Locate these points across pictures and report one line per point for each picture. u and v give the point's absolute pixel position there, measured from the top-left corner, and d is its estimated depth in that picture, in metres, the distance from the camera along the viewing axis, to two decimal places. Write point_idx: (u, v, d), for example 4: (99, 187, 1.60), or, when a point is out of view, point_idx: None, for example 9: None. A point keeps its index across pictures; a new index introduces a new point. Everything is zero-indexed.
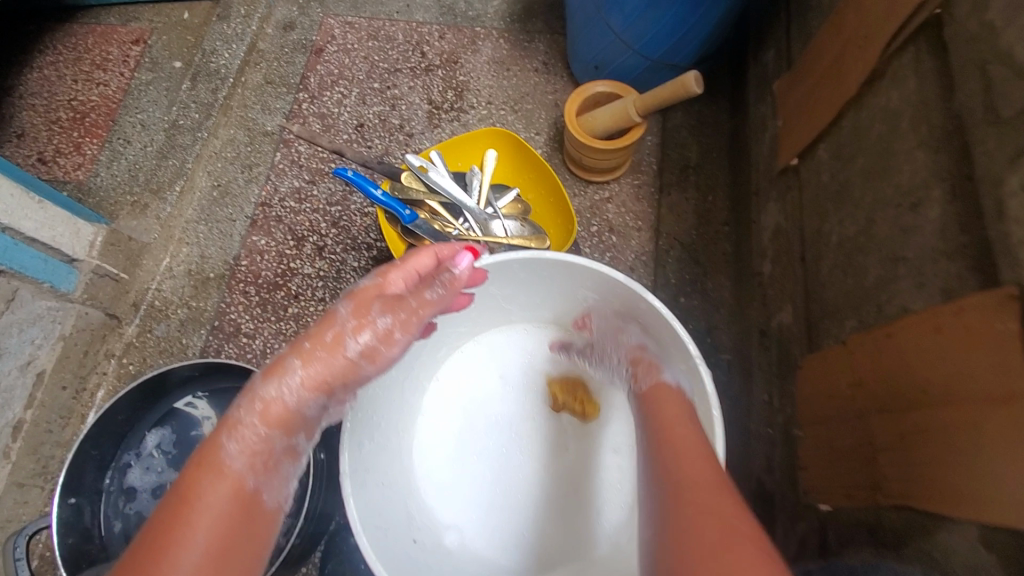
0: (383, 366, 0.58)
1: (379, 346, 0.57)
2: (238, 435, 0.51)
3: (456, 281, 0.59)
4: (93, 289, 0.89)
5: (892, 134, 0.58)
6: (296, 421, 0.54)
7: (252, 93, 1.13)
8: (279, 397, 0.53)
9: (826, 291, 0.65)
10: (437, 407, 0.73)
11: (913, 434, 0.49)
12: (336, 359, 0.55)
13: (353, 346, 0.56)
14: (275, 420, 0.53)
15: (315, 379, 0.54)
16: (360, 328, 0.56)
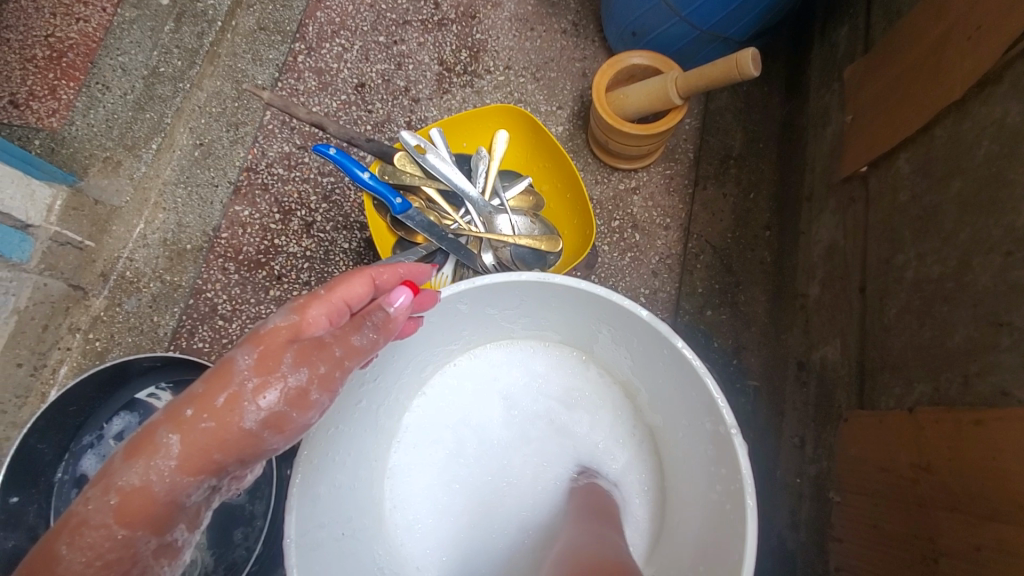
0: (295, 433, 0.47)
1: (286, 411, 0.46)
2: (82, 540, 0.41)
3: (390, 322, 0.50)
4: (52, 258, 0.80)
5: (1006, 158, 0.46)
6: (165, 514, 0.44)
7: (243, 40, 0.99)
8: (146, 488, 0.42)
9: (890, 337, 0.54)
10: (419, 431, 0.63)
11: (1000, 553, 0.40)
12: (226, 433, 0.44)
13: (252, 415, 0.44)
14: (138, 517, 0.43)
15: (199, 458, 0.43)
16: (262, 391, 0.44)
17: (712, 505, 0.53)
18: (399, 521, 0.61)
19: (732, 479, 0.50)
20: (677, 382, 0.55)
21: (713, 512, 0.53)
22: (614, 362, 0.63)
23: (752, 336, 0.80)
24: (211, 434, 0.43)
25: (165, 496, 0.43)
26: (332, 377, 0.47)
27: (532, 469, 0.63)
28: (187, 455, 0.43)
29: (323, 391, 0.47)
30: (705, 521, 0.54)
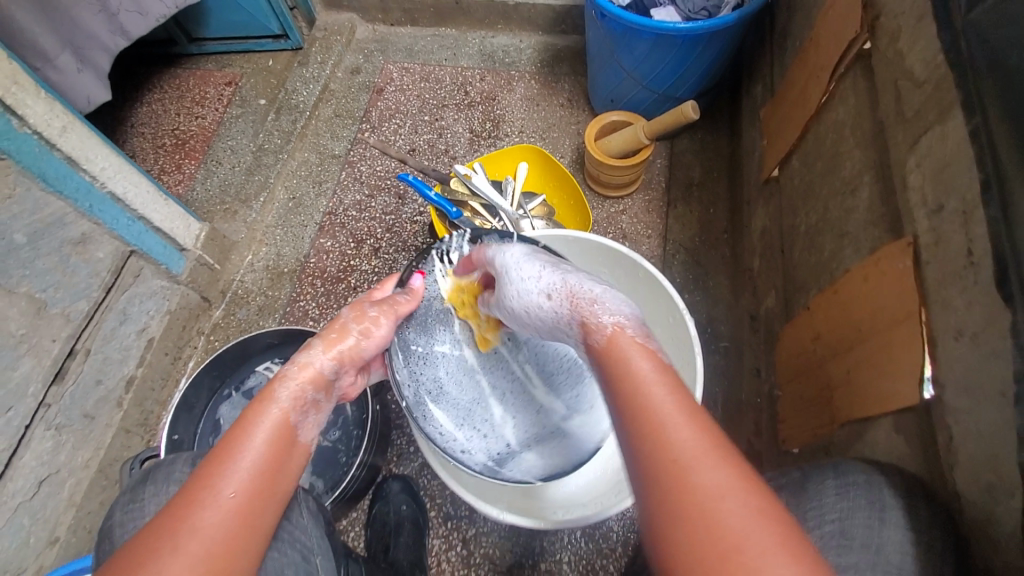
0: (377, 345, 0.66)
1: (370, 326, 0.65)
2: (284, 384, 0.56)
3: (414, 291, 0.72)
4: (195, 274, 1.08)
5: (840, 140, 0.72)
6: (326, 387, 0.59)
7: (324, 124, 1.36)
8: (312, 363, 0.59)
9: (798, 270, 0.79)
10: (453, 326, 0.76)
11: (853, 365, 0.60)
12: (354, 342, 0.64)
13: (359, 327, 0.64)
14: (310, 380, 0.58)
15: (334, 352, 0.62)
16: (361, 317, 0.65)
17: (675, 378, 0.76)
18: (447, 410, 0.72)
19: (686, 352, 0.74)
20: (654, 302, 0.78)
21: None
22: None
23: (720, 308, 1.04)
24: (356, 341, 0.64)
25: (321, 372, 0.59)
26: (399, 314, 0.68)
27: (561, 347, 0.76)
28: (331, 347, 0.62)
29: (392, 317, 0.68)
30: None
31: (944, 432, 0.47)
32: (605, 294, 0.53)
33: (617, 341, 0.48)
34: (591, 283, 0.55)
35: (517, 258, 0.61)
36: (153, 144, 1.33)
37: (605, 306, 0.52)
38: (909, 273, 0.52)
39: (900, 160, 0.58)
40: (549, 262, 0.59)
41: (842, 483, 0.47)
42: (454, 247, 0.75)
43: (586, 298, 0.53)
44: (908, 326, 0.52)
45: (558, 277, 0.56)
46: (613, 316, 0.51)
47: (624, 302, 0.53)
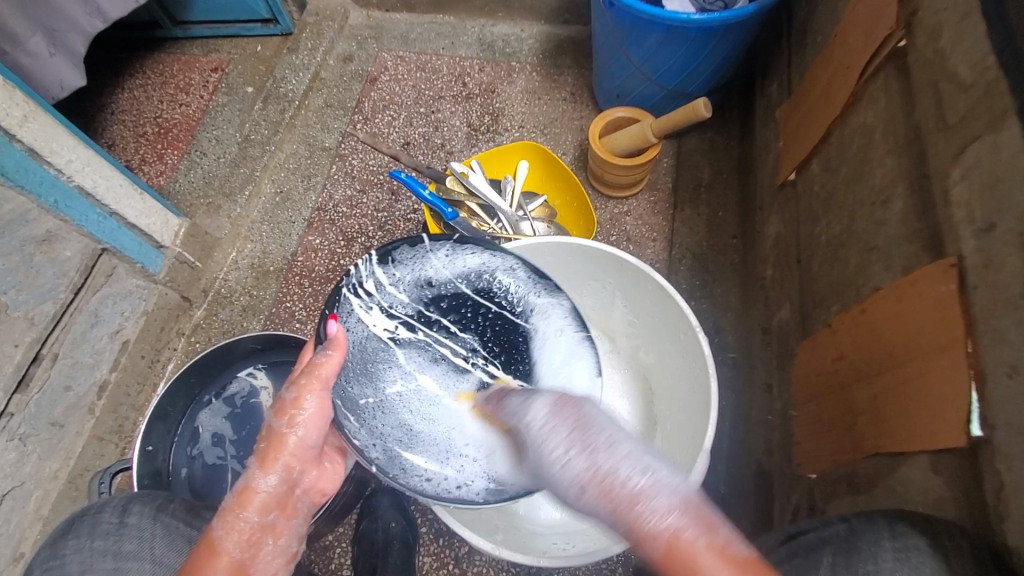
0: (312, 431, 0.59)
1: (290, 413, 0.58)
2: (225, 523, 0.55)
3: (335, 341, 0.59)
4: (174, 272, 1.02)
5: (868, 145, 0.67)
6: (274, 505, 0.58)
7: (314, 114, 1.29)
8: (252, 488, 0.57)
9: (817, 283, 0.74)
10: (394, 355, 0.66)
11: (883, 393, 0.55)
12: (290, 440, 0.59)
13: (281, 425, 0.59)
14: (253, 507, 0.56)
15: (267, 462, 0.58)
16: (280, 412, 0.59)
17: (687, 397, 0.70)
18: (426, 452, 0.62)
19: (698, 369, 0.68)
20: (665, 316, 0.72)
21: (693, 414, 0.68)
22: (613, 312, 0.80)
23: (729, 318, 0.99)
24: (295, 440, 0.59)
25: (264, 492, 0.57)
26: (330, 380, 0.59)
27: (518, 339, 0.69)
28: (266, 463, 0.58)
29: (320, 387, 0.58)
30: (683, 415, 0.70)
31: (994, 479, 0.42)
32: (654, 478, 0.43)
33: (677, 552, 0.40)
34: (630, 466, 0.44)
35: (538, 425, 0.49)
36: (133, 133, 1.26)
37: (660, 509, 0.41)
38: (952, 297, 0.48)
39: (943, 171, 0.53)
40: (576, 428, 0.47)
41: (900, 547, 0.43)
42: (365, 276, 0.67)
43: (626, 496, 0.43)
44: (951, 355, 0.47)
45: (584, 461, 0.45)
46: (668, 518, 0.41)
47: (679, 485, 0.43)
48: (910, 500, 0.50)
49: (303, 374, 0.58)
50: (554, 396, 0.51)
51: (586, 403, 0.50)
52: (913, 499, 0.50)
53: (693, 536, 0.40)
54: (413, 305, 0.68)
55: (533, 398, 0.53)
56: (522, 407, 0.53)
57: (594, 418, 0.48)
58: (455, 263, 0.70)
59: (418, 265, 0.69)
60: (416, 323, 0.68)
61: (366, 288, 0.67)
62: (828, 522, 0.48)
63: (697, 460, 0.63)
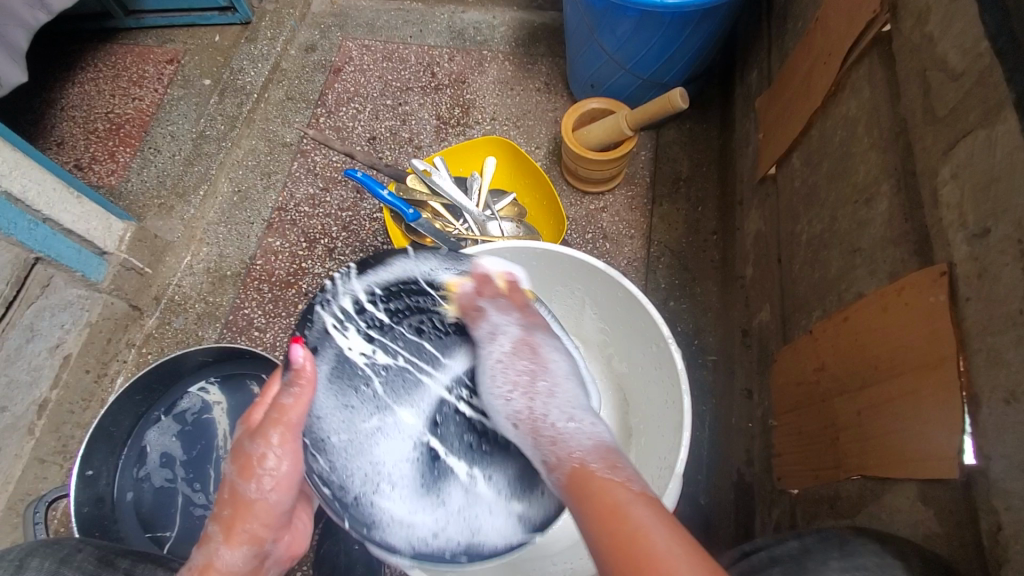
0: (282, 493, 0.55)
1: (254, 472, 0.54)
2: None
3: (302, 373, 0.54)
4: (120, 281, 0.96)
5: (851, 139, 0.62)
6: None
7: (274, 108, 1.21)
8: (214, 564, 0.53)
9: (798, 286, 0.69)
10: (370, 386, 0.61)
11: (867, 409, 0.50)
12: (256, 505, 0.55)
13: (244, 487, 0.55)
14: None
15: (231, 531, 0.54)
16: (245, 472, 0.54)
17: (660, 410, 0.66)
18: (401, 496, 0.58)
19: (671, 382, 0.64)
20: (637, 324, 0.67)
21: (667, 428, 0.64)
22: (583, 320, 0.75)
23: (708, 319, 0.94)
24: (264, 505, 0.55)
25: (224, 569, 0.53)
26: (296, 426, 0.54)
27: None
28: (230, 535, 0.54)
29: (291, 440, 0.54)
30: (656, 431, 0.66)
31: (991, 519, 0.38)
32: (573, 426, 0.54)
33: (580, 479, 0.48)
34: (559, 414, 0.55)
35: (498, 360, 0.61)
36: (83, 129, 1.17)
37: (572, 448, 0.51)
38: (942, 308, 0.44)
39: (931, 169, 0.49)
40: (523, 377, 0.59)
41: (848, 566, 0.40)
42: (342, 292, 0.61)
43: (549, 433, 0.54)
44: (942, 372, 0.43)
45: (525, 404, 0.57)
46: (579, 455, 0.50)
47: (592, 435, 0.53)
48: (895, 527, 0.46)
49: (273, 421, 0.54)
50: (517, 342, 0.61)
51: (546, 360, 0.61)
52: (899, 526, 0.46)
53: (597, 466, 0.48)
54: (395, 329, 0.63)
55: (495, 339, 0.62)
56: (484, 336, 0.63)
57: (542, 376, 0.59)
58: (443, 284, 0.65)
59: (402, 283, 0.64)
60: (395, 348, 0.63)
61: (344, 307, 0.61)
62: (782, 539, 0.45)
63: (670, 481, 0.59)
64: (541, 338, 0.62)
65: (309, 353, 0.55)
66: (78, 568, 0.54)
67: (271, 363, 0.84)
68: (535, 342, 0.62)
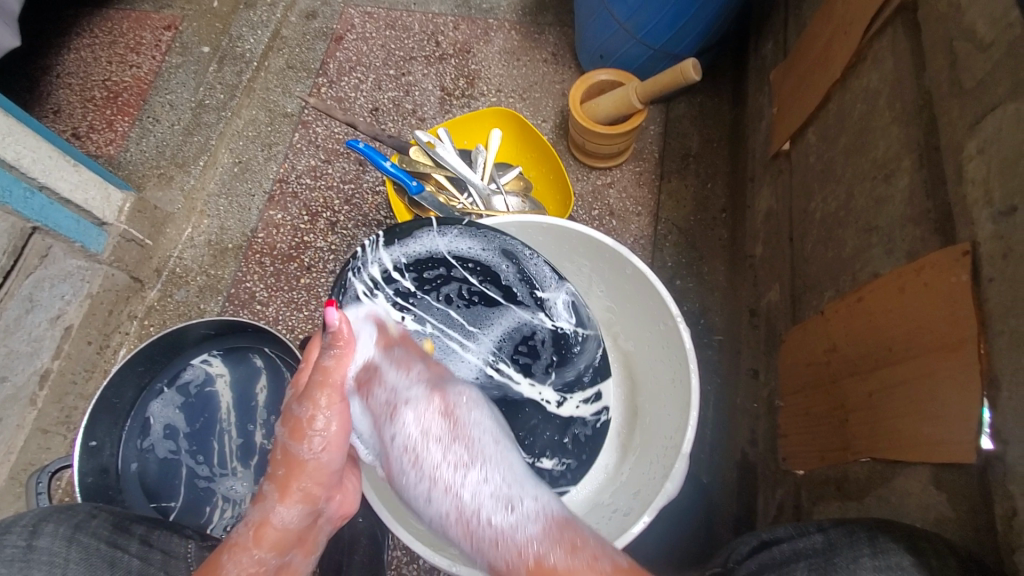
0: (335, 452, 0.54)
1: (304, 429, 0.53)
2: (237, 561, 0.50)
3: (340, 336, 0.53)
4: (120, 252, 0.95)
5: (871, 113, 0.60)
6: (291, 541, 0.53)
7: (275, 77, 1.18)
8: (269, 523, 0.52)
9: (810, 265, 0.68)
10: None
11: (879, 392, 0.49)
12: (311, 464, 0.53)
13: (295, 447, 0.54)
14: (269, 545, 0.51)
15: (285, 489, 0.53)
16: (296, 432, 0.54)
17: (667, 390, 0.65)
18: None
19: (680, 361, 0.63)
20: (645, 302, 0.66)
21: (673, 406, 0.63)
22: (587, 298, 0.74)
23: (715, 298, 0.93)
24: (318, 464, 0.54)
25: (281, 526, 0.52)
26: (342, 385, 0.54)
27: (540, 337, 0.67)
28: (286, 493, 0.53)
29: (341, 398, 0.54)
30: (662, 411, 0.65)
31: (1006, 504, 0.38)
32: (515, 515, 0.52)
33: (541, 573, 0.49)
34: (494, 507, 0.52)
35: (415, 438, 0.55)
36: (80, 97, 1.12)
37: (521, 541, 0.51)
38: (964, 290, 0.42)
39: (955, 144, 0.47)
40: (447, 455, 0.54)
41: (881, 566, 0.39)
42: (371, 262, 0.62)
43: (488, 533, 0.52)
44: (963, 355, 0.41)
45: (452, 502, 0.53)
46: (534, 548, 0.50)
47: (539, 515, 0.52)
48: (904, 509, 0.46)
49: (317, 380, 0.53)
50: (428, 410, 0.55)
51: (464, 422, 0.56)
52: (908, 509, 0.46)
53: (558, 556, 0.49)
54: (424, 296, 0.65)
55: (399, 411, 0.55)
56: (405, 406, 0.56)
57: (469, 450, 0.55)
58: (474, 254, 0.65)
59: (432, 254, 0.64)
60: (424, 316, 0.65)
61: (375, 278, 0.62)
62: (806, 533, 0.44)
63: (675, 461, 0.59)
64: (460, 405, 0.57)
65: (344, 316, 0.54)
66: (87, 535, 0.54)
67: (273, 336, 0.83)
68: (450, 410, 0.56)
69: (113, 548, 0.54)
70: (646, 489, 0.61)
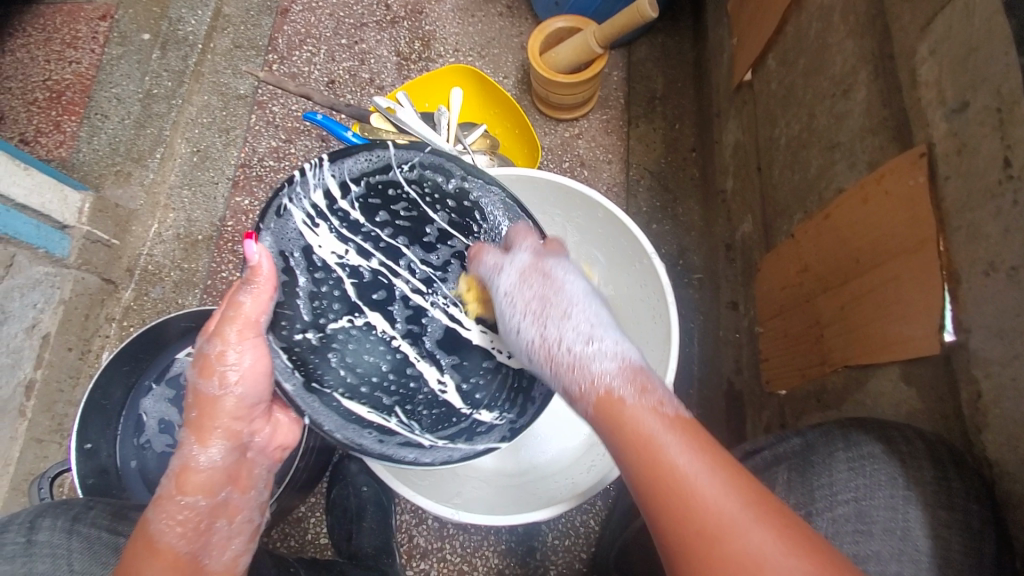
0: (250, 383, 0.54)
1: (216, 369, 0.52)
2: (164, 513, 0.51)
3: (258, 273, 0.50)
4: (87, 254, 0.93)
5: (826, 30, 0.60)
6: (219, 480, 0.55)
7: (222, 58, 1.13)
8: (192, 466, 0.54)
9: (779, 191, 0.68)
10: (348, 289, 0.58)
11: (850, 302, 0.50)
12: (226, 402, 0.54)
13: (205, 388, 0.54)
14: (195, 488, 0.53)
15: (205, 430, 0.54)
16: (207, 373, 0.54)
17: (649, 329, 0.66)
18: (372, 402, 0.56)
19: (658, 298, 0.64)
20: (620, 246, 0.67)
21: (656, 341, 0.65)
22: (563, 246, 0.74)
23: (692, 238, 0.94)
24: (232, 400, 0.54)
25: (204, 466, 0.54)
26: (257, 323, 0.52)
27: None
28: (201, 433, 0.54)
29: (255, 334, 0.52)
30: (644, 347, 0.67)
31: (971, 389, 0.40)
32: (595, 348, 0.47)
33: (609, 405, 0.43)
34: (575, 339, 0.48)
35: (507, 293, 0.53)
36: (23, 100, 1.04)
37: (592, 375, 0.45)
38: (923, 191, 0.43)
39: (909, 48, 0.47)
40: (533, 305, 0.51)
41: (854, 456, 0.42)
42: (313, 185, 0.54)
43: (568, 360, 0.47)
44: (925, 255, 0.43)
45: (537, 332, 0.50)
46: (606, 381, 0.44)
47: (618, 356, 0.46)
48: (878, 409, 0.48)
49: (228, 318, 0.50)
50: (523, 266, 0.52)
51: (560, 280, 0.52)
52: (883, 408, 0.48)
53: (624, 392, 0.43)
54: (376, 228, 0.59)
55: (502, 268, 0.53)
56: (508, 260, 0.53)
57: (556, 297, 0.51)
58: (456, 190, 0.58)
59: (389, 177, 0.57)
60: (370, 249, 0.59)
61: (315, 202, 0.55)
62: (785, 436, 0.47)
63: None
64: (555, 265, 0.53)
65: (264, 249, 0.51)
66: (88, 525, 0.55)
67: None
68: (544, 266, 0.52)
69: (115, 534, 0.55)
70: None
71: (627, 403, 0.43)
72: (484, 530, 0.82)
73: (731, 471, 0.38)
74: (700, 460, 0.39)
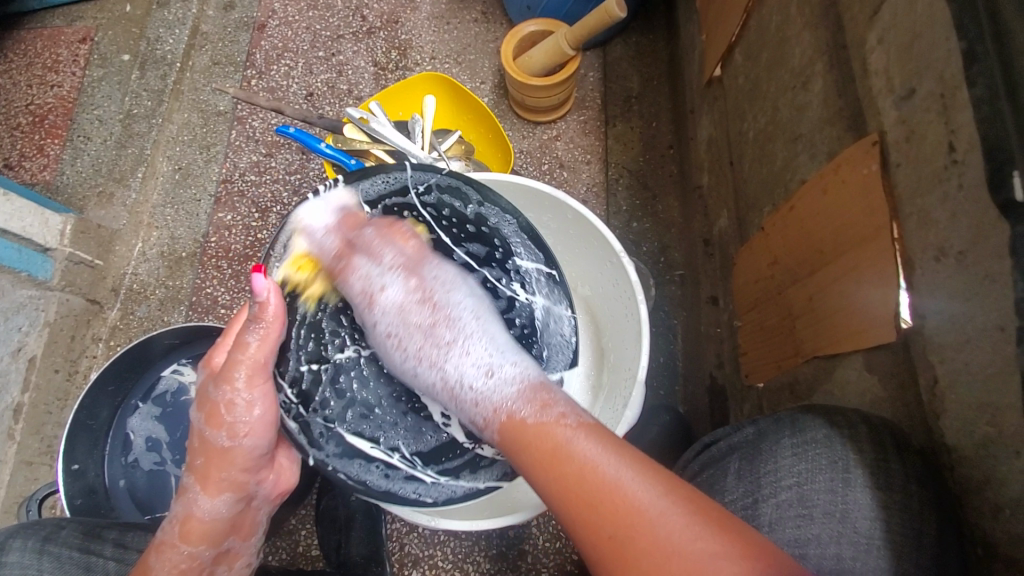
0: (257, 434, 0.53)
1: (222, 414, 0.52)
2: (166, 560, 0.52)
3: (267, 311, 0.50)
4: (70, 275, 0.93)
5: (785, 23, 0.60)
6: (221, 529, 0.55)
7: (201, 76, 1.13)
8: (195, 515, 0.53)
9: (749, 185, 0.69)
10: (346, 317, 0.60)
11: (816, 292, 0.51)
12: (232, 453, 0.53)
13: (210, 435, 0.53)
14: (198, 537, 0.53)
15: (207, 479, 0.54)
16: (213, 418, 0.53)
17: (624, 327, 0.67)
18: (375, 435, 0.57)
19: (628, 296, 0.65)
20: (590, 246, 0.68)
21: (630, 338, 0.65)
22: None
23: (672, 234, 0.94)
24: (240, 451, 0.54)
25: (207, 517, 0.54)
26: (265, 367, 0.52)
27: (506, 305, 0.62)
28: (207, 485, 0.53)
29: (264, 380, 0.52)
30: (618, 345, 0.67)
31: (928, 374, 0.40)
32: (496, 377, 0.52)
33: (512, 429, 0.47)
34: (474, 369, 0.53)
35: (394, 314, 0.58)
36: (5, 125, 1.05)
37: (495, 402, 0.50)
38: (876, 179, 0.44)
39: (859, 38, 0.48)
40: (423, 327, 0.57)
41: (799, 441, 0.42)
42: (326, 209, 0.55)
43: (470, 393, 0.52)
44: (879, 243, 0.43)
45: (437, 370, 0.56)
46: (507, 406, 0.49)
47: (519, 377, 0.51)
48: (846, 398, 0.48)
49: (237, 361, 0.51)
50: (411, 293, 0.58)
51: (446, 309, 0.58)
52: (850, 397, 0.48)
53: (526, 413, 0.47)
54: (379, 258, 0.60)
55: (383, 292, 0.58)
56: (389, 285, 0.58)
57: (444, 322, 0.57)
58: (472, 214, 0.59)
59: (407, 200, 0.59)
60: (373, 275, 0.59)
61: (325, 228, 0.57)
62: (739, 425, 0.47)
63: (632, 391, 0.61)
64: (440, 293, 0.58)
65: (274, 285, 0.50)
66: (59, 544, 0.55)
67: None
68: (426, 294, 0.58)
69: (87, 553, 0.55)
70: (610, 421, 0.63)
71: (559, 433, 0.44)
72: (474, 535, 0.82)
73: (643, 464, 0.41)
74: (609, 458, 0.41)
